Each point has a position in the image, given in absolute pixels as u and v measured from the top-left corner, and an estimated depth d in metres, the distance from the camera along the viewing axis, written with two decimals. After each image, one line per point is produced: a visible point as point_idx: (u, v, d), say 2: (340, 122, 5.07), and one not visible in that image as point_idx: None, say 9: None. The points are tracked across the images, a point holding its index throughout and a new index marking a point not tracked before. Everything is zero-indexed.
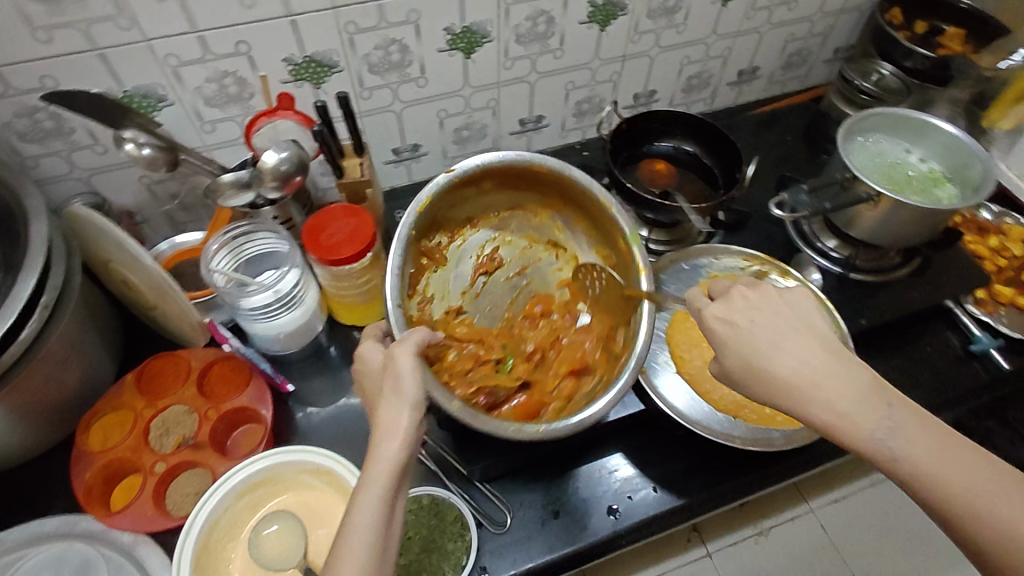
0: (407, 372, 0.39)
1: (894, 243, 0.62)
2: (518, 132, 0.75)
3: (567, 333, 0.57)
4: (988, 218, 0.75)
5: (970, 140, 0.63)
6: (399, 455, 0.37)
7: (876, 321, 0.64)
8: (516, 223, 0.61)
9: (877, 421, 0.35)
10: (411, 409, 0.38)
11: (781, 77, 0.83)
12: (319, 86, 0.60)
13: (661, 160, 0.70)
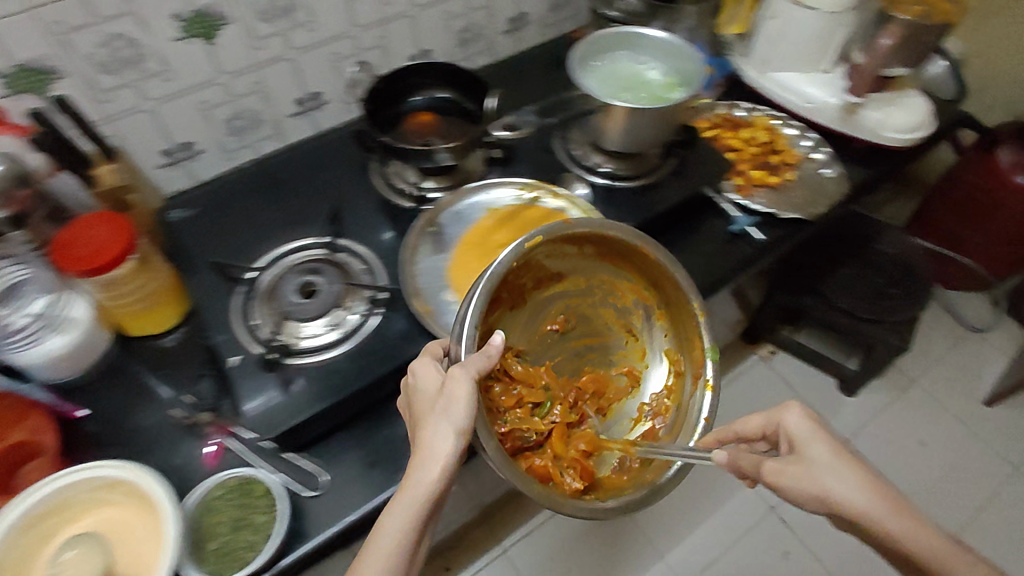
0: (462, 398, 0.51)
1: (634, 141, 0.81)
2: (407, 68, 0.97)
3: (594, 419, 0.64)
4: (739, 116, 1.02)
5: (686, 44, 0.82)
6: (437, 478, 0.50)
7: (650, 215, 0.83)
8: (603, 293, 0.67)
9: (908, 525, 0.48)
10: (454, 437, 0.50)
11: (551, 20, 1.08)
12: (209, 40, 0.75)
13: (423, 112, 0.88)
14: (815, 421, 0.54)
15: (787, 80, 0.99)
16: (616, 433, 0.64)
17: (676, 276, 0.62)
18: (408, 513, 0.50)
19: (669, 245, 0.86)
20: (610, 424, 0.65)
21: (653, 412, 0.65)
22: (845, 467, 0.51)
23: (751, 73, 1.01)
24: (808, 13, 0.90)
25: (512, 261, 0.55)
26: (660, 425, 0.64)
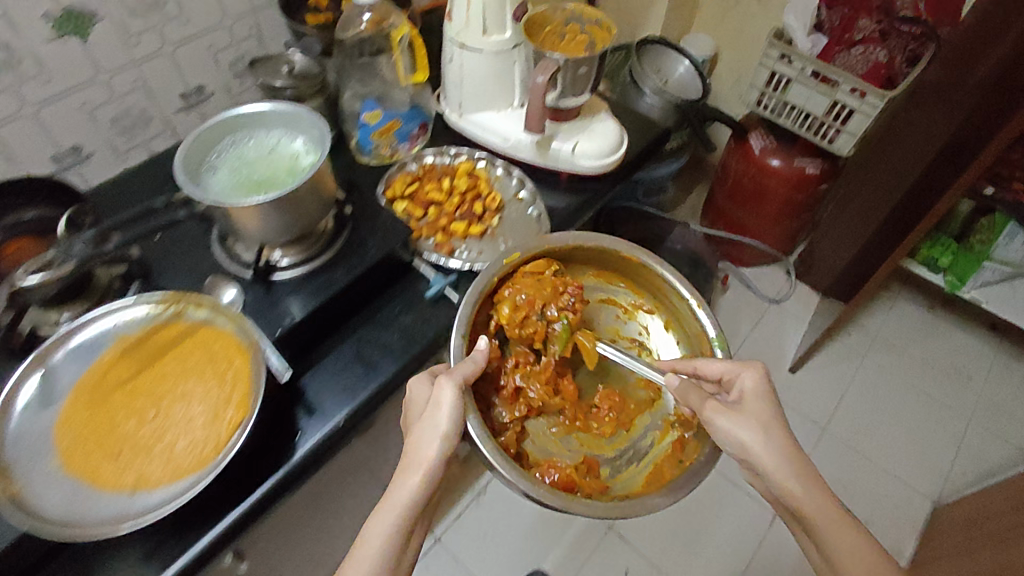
0: (447, 405, 0.68)
1: (287, 229, 0.70)
2: (184, 107, 0.93)
3: (606, 451, 0.84)
4: (439, 162, 0.92)
5: (297, 106, 0.71)
6: (415, 480, 0.66)
7: (329, 300, 0.74)
8: (607, 313, 0.91)
9: (798, 478, 0.67)
10: (442, 439, 0.67)
11: (241, 90, 0.98)
12: None
13: (7, 244, 0.69)
14: (766, 389, 0.73)
15: (485, 120, 0.92)
16: (643, 451, 0.84)
17: (672, 293, 0.87)
18: (395, 512, 0.65)
19: (358, 330, 0.81)
20: (632, 437, 0.85)
21: (680, 423, 0.84)
22: (772, 428, 0.70)
23: (450, 115, 0.95)
24: (475, 55, 0.85)
25: (491, 276, 0.80)
26: (684, 432, 0.83)
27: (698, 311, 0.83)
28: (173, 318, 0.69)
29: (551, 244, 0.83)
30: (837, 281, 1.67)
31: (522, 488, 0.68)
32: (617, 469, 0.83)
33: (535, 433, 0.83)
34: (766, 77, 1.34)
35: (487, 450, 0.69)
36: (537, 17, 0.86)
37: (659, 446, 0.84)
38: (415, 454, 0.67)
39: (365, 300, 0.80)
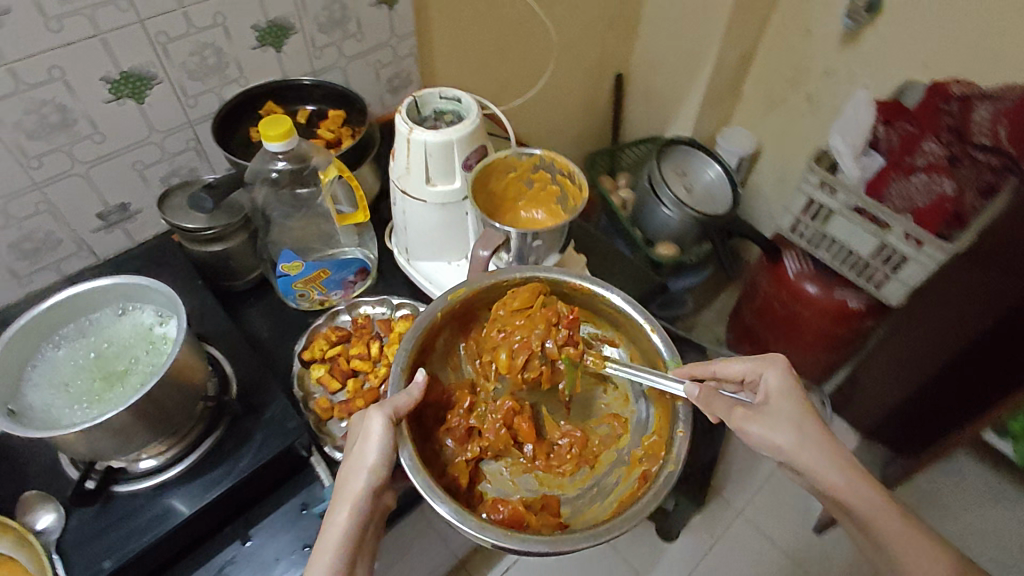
0: (375, 434, 0.60)
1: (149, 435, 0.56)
2: (103, 226, 0.82)
3: (568, 489, 0.71)
4: (367, 312, 0.81)
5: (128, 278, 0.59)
6: (346, 519, 0.59)
7: (179, 523, 0.58)
8: None
9: (841, 476, 0.64)
10: (371, 470, 0.60)
11: None
12: None
13: None
14: (793, 386, 0.68)
15: (432, 267, 0.80)
16: (607, 489, 0.70)
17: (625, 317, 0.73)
18: (328, 555, 0.57)
19: (226, 550, 0.63)
20: (597, 475, 0.72)
21: (648, 457, 0.69)
22: (807, 429, 0.65)
23: (399, 256, 0.82)
24: (418, 203, 0.71)
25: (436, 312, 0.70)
26: (652, 465, 0.67)
27: (654, 334, 0.71)
28: None
29: (503, 278, 0.71)
30: (872, 426, 1.37)
31: (476, 532, 0.57)
32: (579, 511, 0.69)
33: (490, 472, 0.71)
34: (802, 203, 1.16)
35: (417, 476, 0.59)
36: (496, 161, 0.70)
37: (625, 483, 0.69)
38: (343, 491, 0.60)
39: (242, 509, 0.64)
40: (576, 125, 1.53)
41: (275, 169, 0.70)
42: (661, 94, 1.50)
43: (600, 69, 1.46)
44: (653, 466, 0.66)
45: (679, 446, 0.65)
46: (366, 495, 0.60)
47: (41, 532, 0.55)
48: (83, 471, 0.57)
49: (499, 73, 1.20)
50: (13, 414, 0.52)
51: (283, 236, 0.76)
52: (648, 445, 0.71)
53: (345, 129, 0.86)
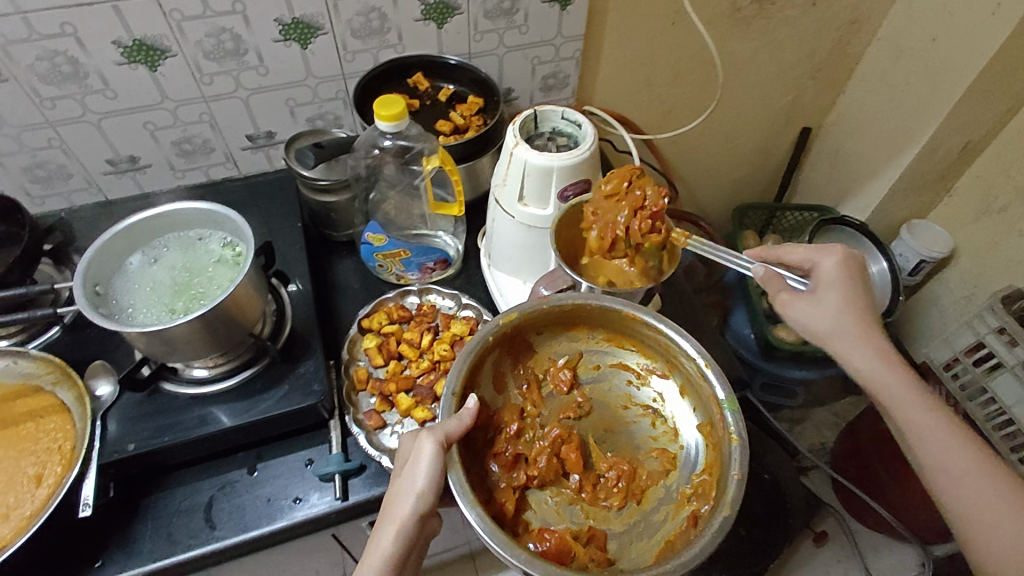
0: (425, 460, 0.55)
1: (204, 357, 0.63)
2: (251, 147, 0.90)
3: (612, 524, 0.62)
4: (433, 300, 0.82)
5: (217, 206, 0.65)
6: (394, 537, 0.55)
7: (198, 434, 0.64)
8: (615, 379, 0.70)
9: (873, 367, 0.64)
10: (416, 496, 0.55)
11: None
12: (153, 68, 0.76)
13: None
14: (851, 272, 0.66)
15: (508, 280, 0.79)
16: (655, 526, 0.61)
17: (679, 352, 0.64)
18: (373, 572, 0.54)
19: (232, 471, 0.68)
20: (643, 511, 0.63)
21: (696, 495, 0.62)
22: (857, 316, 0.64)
23: (483, 258, 0.82)
24: (509, 218, 0.71)
25: (488, 337, 0.62)
26: (703, 506, 0.60)
27: (708, 374, 0.62)
28: (48, 387, 0.65)
29: (553, 304, 0.63)
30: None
31: (527, 568, 0.50)
32: (626, 548, 0.60)
33: (535, 500, 0.63)
34: (967, 343, 0.99)
35: (466, 508, 0.52)
36: (598, 201, 0.68)
37: (673, 522, 0.61)
38: (391, 509, 0.56)
39: (259, 442, 0.70)
40: (741, 167, 1.39)
41: (381, 144, 0.74)
42: (851, 162, 1.31)
43: (787, 117, 1.30)
44: (705, 507, 0.59)
45: (733, 487, 0.56)
46: (416, 516, 0.55)
47: (98, 398, 0.64)
48: (143, 359, 0.65)
49: (666, 96, 1.12)
50: (98, 296, 0.61)
51: (386, 208, 0.80)
52: (696, 482, 0.63)
53: (476, 117, 0.86)
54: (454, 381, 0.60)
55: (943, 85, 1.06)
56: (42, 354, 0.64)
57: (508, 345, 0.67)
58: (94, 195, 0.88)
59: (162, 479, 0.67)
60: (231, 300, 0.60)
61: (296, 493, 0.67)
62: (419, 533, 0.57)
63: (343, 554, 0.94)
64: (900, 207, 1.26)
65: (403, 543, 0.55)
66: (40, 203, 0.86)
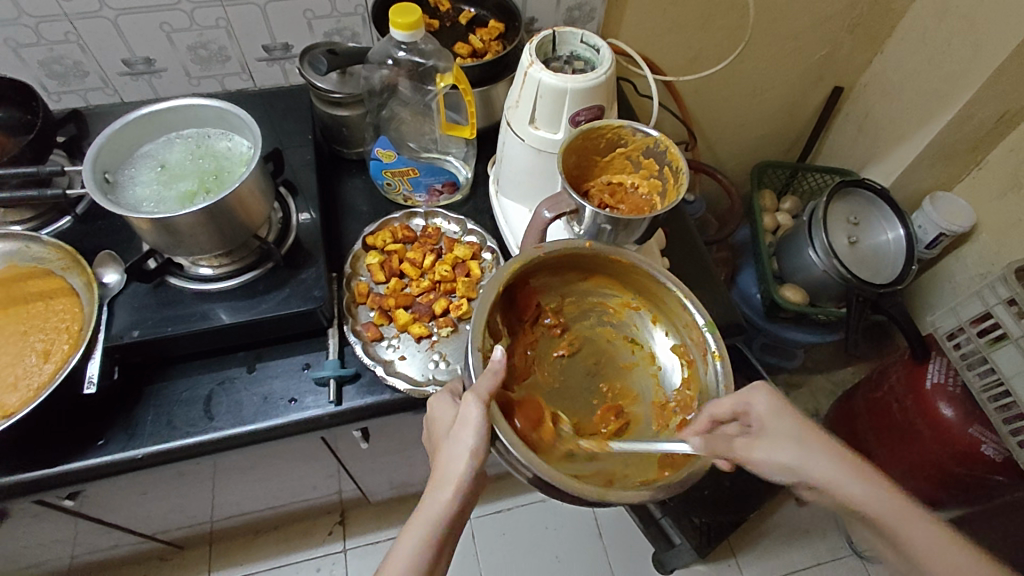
0: (474, 421, 0.52)
1: (207, 253, 0.64)
2: (266, 58, 0.90)
3: (619, 446, 0.62)
4: (438, 224, 0.83)
5: (226, 104, 0.65)
6: (450, 498, 0.51)
7: (199, 329, 0.65)
8: (595, 316, 0.70)
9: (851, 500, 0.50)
10: (470, 455, 0.52)
11: None
12: None
13: None
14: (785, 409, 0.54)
15: (515, 209, 0.79)
16: (652, 442, 0.63)
17: (658, 283, 0.65)
18: (421, 535, 0.51)
19: (232, 368, 0.71)
20: (641, 433, 0.64)
21: (680, 407, 0.64)
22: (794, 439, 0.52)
23: (492, 186, 0.82)
24: (518, 142, 0.70)
25: (496, 285, 0.60)
26: (688, 416, 0.62)
27: (686, 303, 0.63)
28: (58, 272, 0.67)
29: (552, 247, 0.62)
30: None
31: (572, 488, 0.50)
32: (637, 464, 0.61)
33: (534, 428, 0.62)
34: (975, 313, 0.99)
35: (522, 453, 0.50)
36: (608, 128, 0.67)
37: (665, 432, 0.63)
38: (444, 472, 0.52)
39: (260, 343, 0.72)
40: (764, 124, 1.36)
41: (395, 56, 0.73)
42: (881, 126, 1.27)
43: (818, 74, 1.26)
44: (693, 416, 0.61)
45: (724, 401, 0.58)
46: (470, 477, 0.52)
47: (105, 285, 0.66)
48: (150, 251, 0.68)
49: (696, 41, 1.08)
50: (108, 184, 0.62)
51: (398, 126, 0.80)
52: (677, 395, 0.65)
53: (495, 42, 0.84)
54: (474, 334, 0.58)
55: (986, 47, 1.01)
56: (53, 240, 0.67)
57: (503, 296, 0.64)
58: (109, 95, 0.89)
59: (165, 370, 0.70)
60: (236, 198, 0.61)
61: (292, 394, 0.69)
62: (474, 495, 0.54)
63: (337, 467, 0.97)
64: (924, 177, 1.22)
65: (458, 506, 0.52)
66: (57, 99, 0.87)
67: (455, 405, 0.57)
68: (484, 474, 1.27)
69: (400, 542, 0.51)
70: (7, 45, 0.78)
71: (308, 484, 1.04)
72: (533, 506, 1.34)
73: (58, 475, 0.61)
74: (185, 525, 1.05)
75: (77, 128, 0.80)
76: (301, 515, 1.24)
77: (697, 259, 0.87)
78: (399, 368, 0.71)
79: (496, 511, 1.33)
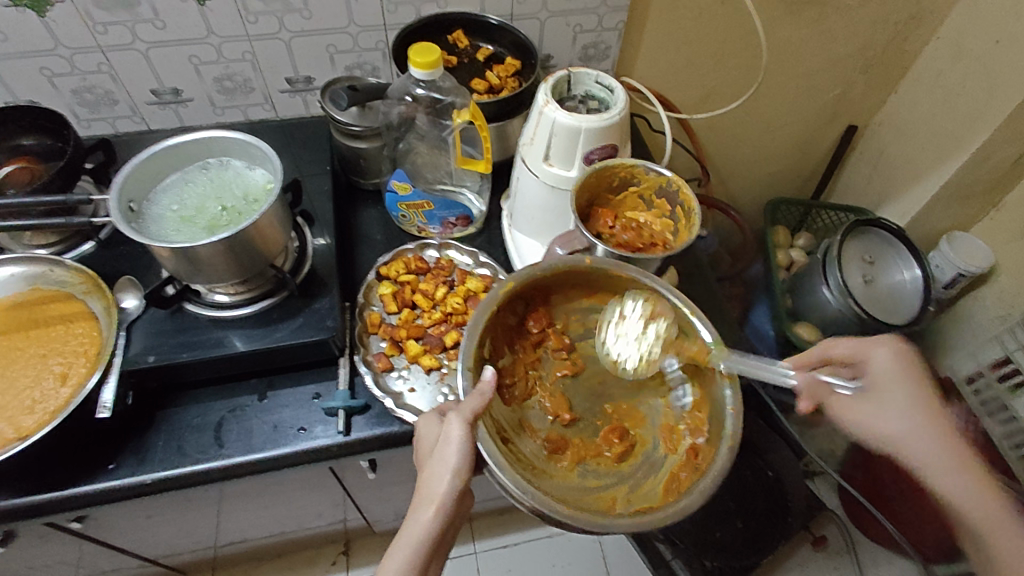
0: (457, 438, 0.53)
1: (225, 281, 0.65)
2: (289, 90, 0.92)
3: (619, 467, 0.63)
4: (450, 256, 0.84)
5: (249, 137, 0.67)
6: (432, 518, 0.52)
7: (211, 356, 0.66)
8: (601, 333, 0.70)
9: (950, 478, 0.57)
10: (452, 475, 0.52)
11: None
12: (202, 4, 0.77)
13: (20, 160, 0.76)
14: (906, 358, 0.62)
15: (527, 244, 0.80)
16: (658, 464, 0.63)
17: (661, 299, 0.63)
18: (406, 550, 0.51)
19: (243, 395, 0.71)
20: (645, 453, 0.64)
21: (689, 429, 0.62)
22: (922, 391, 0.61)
23: (505, 220, 0.83)
24: (532, 177, 0.71)
25: (491, 307, 0.60)
26: (698, 439, 0.61)
27: (693, 320, 0.60)
28: (78, 296, 0.69)
29: (558, 264, 0.62)
30: None
31: (557, 515, 0.50)
32: (638, 484, 0.61)
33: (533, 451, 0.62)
34: (995, 356, 0.99)
35: (506, 476, 0.51)
36: (621, 166, 0.68)
37: (673, 456, 0.62)
38: (427, 489, 0.53)
39: (274, 372, 0.73)
40: (778, 160, 1.36)
41: (414, 92, 0.75)
42: (896, 165, 1.27)
43: (832, 112, 1.27)
44: (702, 440, 0.60)
45: (732, 424, 0.56)
46: (454, 495, 0.52)
47: (124, 310, 0.67)
48: (169, 279, 0.68)
49: (710, 78, 1.09)
50: (132, 213, 0.64)
51: (414, 159, 0.82)
52: (687, 418, 0.64)
53: (512, 79, 0.86)
54: (467, 354, 0.57)
55: (1002, 89, 1.01)
56: (76, 265, 0.68)
57: (504, 319, 0.65)
58: (136, 123, 0.92)
59: (177, 395, 0.71)
60: (255, 228, 0.62)
61: (301, 424, 0.69)
62: (455, 513, 0.54)
63: (343, 496, 0.97)
64: (941, 217, 1.21)
65: (442, 520, 0.52)
66: (86, 126, 0.90)
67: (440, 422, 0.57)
68: (490, 507, 1.25)
69: (392, 548, 0.52)
70: (42, 74, 0.81)
71: (312, 513, 1.04)
72: (540, 541, 1.32)
73: (66, 499, 0.62)
74: (189, 550, 1.04)
75: (104, 155, 0.83)
76: (305, 543, 1.23)
77: (710, 297, 0.87)
78: (409, 400, 0.71)
79: (501, 546, 1.31)
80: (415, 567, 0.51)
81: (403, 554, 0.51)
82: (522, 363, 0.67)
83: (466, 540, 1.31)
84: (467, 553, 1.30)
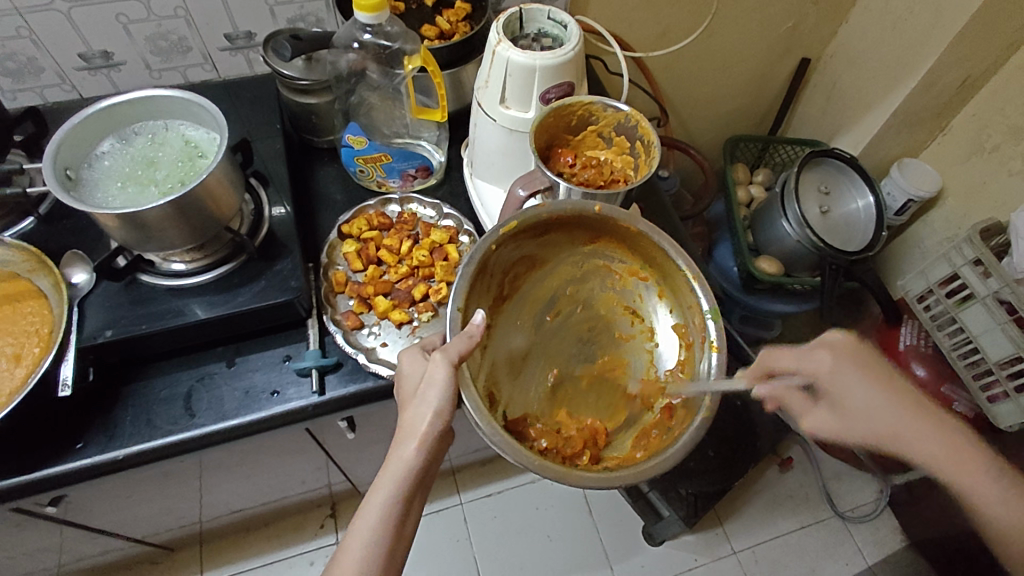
0: (437, 382, 0.53)
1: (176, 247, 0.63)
2: (229, 48, 0.88)
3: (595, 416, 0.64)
4: (412, 209, 0.82)
5: (187, 94, 0.64)
6: (415, 452, 0.53)
7: (173, 326, 0.64)
8: (598, 280, 0.69)
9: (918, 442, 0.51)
10: (434, 415, 0.53)
11: None
12: None
13: None
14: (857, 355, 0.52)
15: (490, 191, 0.79)
16: (633, 418, 0.64)
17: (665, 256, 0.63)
18: (389, 486, 0.52)
19: (212, 364, 0.70)
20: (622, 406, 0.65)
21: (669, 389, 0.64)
22: (902, 406, 0.51)
23: (466, 169, 0.81)
24: (489, 121, 0.70)
25: (490, 245, 0.59)
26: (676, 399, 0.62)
27: (694, 286, 0.62)
28: (23, 274, 0.65)
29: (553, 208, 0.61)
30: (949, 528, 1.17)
31: (525, 464, 0.51)
32: (608, 436, 0.63)
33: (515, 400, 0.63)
34: (942, 274, 1.01)
35: (483, 423, 0.51)
36: (578, 104, 0.67)
37: (648, 413, 0.64)
38: (408, 428, 0.54)
39: (241, 338, 0.71)
40: (735, 98, 1.37)
41: (360, 38, 0.72)
42: (848, 96, 1.28)
43: (786, 45, 1.27)
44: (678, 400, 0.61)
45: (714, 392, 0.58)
46: (435, 434, 0.54)
47: (74, 286, 0.64)
48: (120, 249, 0.66)
49: (664, 16, 1.08)
50: (70, 181, 0.60)
51: (368, 112, 0.79)
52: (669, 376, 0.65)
53: (463, 23, 0.83)
54: (460, 296, 0.57)
55: (946, 13, 1.02)
56: (16, 242, 0.63)
57: (505, 255, 0.63)
58: (67, 91, 0.86)
59: (142, 369, 0.69)
60: (203, 189, 0.60)
61: (274, 387, 0.69)
62: (437, 449, 0.55)
63: (325, 459, 0.97)
64: (892, 145, 1.24)
65: (425, 458, 0.53)
66: (13, 98, 0.84)
67: (422, 359, 0.58)
68: (472, 459, 1.28)
69: (376, 484, 0.53)
70: None
71: (297, 478, 1.04)
72: (524, 487, 1.36)
73: (36, 482, 0.60)
74: (174, 526, 1.04)
75: (34, 126, 0.77)
76: (292, 510, 1.24)
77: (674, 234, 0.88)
78: (382, 355, 0.71)
79: (485, 496, 1.34)
80: (399, 502, 0.52)
81: (385, 492, 0.52)
82: (515, 304, 0.66)
83: (451, 493, 1.34)
84: (454, 505, 1.33)
